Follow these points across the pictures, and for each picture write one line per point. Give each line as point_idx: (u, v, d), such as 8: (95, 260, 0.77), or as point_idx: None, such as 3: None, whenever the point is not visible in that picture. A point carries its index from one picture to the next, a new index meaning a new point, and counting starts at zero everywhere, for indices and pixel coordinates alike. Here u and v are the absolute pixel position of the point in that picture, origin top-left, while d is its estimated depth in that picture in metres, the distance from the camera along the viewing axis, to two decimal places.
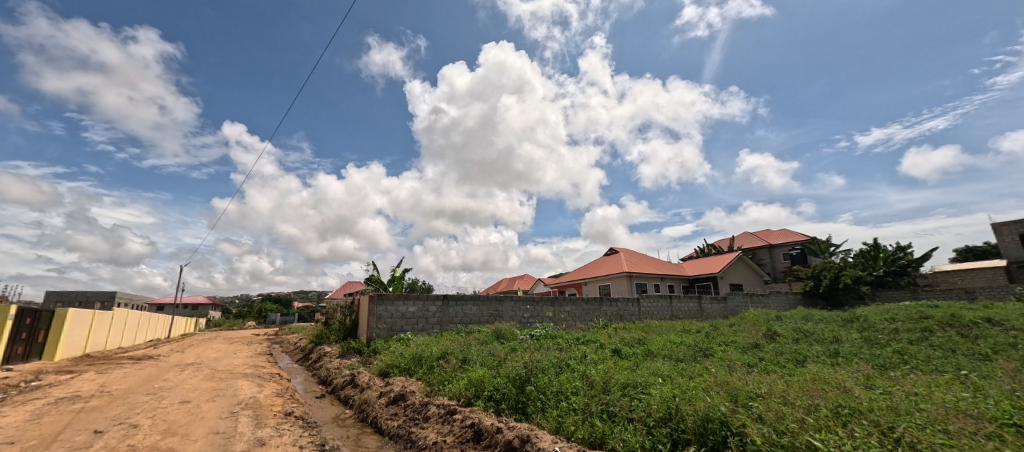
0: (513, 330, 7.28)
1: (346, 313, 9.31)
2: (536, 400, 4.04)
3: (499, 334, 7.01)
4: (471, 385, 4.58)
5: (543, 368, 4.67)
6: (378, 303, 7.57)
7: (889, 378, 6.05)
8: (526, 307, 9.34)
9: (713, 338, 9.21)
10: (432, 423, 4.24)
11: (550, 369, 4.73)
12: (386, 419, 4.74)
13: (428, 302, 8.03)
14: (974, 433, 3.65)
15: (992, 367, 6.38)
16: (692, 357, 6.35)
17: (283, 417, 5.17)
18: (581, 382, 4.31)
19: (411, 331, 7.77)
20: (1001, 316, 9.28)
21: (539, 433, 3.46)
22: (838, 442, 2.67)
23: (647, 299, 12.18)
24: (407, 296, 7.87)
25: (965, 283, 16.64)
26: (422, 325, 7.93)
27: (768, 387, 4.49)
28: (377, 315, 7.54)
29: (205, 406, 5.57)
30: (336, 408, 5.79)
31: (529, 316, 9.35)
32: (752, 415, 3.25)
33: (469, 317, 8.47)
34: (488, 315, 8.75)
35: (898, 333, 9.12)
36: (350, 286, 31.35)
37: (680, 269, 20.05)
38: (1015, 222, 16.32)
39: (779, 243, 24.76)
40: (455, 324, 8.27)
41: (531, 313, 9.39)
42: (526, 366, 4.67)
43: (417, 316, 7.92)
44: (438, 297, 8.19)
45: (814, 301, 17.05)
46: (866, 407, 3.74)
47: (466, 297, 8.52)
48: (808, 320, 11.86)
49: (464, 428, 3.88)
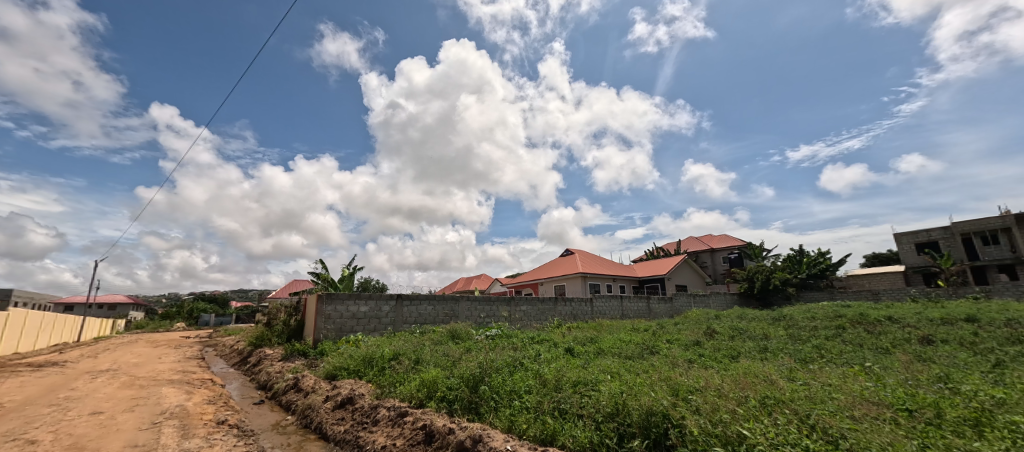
0: (468, 330, 7.39)
1: (291, 313, 8.99)
2: (490, 400, 4.18)
3: (454, 334, 7.09)
4: (423, 386, 4.65)
5: (498, 368, 4.84)
6: (327, 303, 7.38)
7: (808, 370, 6.78)
8: (483, 307, 9.47)
9: (659, 336, 9.79)
10: (382, 426, 4.26)
11: (505, 368, 4.91)
12: (331, 425, 4.69)
13: (382, 302, 7.96)
14: (874, 418, 4.23)
15: (891, 359, 7.32)
16: (639, 355, 6.76)
17: (215, 426, 4.97)
18: (534, 380, 4.52)
19: (361, 332, 7.65)
20: (899, 315, 10.58)
21: (490, 432, 3.61)
22: (762, 430, 3.02)
23: (600, 299, 12.68)
24: (358, 296, 7.74)
25: (873, 286, 18.70)
26: (374, 326, 7.83)
27: (705, 381, 4.91)
28: (326, 316, 7.35)
29: (120, 417, 5.21)
30: (277, 414, 5.62)
31: (485, 316, 9.48)
32: (691, 408, 3.58)
33: (424, 317, 8.47)
34: (444, 314, 8.78)
35: (817, 330, 10.14)
36: (296, 285, 29.90)
37: (631, 270, 20.97)
38: (910, 232, 18.49)
39: (720, 247, 26.54)
40: (409, 324, 8.25)
41: (488, 312, 9.53)
42: (480, 366, 4.81)
43: (369, 316, 7.81)
44: (392, 296, 8.14)
45: (749, 301, 18.49)
46: (787, 397, 4.22)
47: (421, 296, 8.51)
48: (742, 319, 12.90)
49: (416, 430, 3.95)
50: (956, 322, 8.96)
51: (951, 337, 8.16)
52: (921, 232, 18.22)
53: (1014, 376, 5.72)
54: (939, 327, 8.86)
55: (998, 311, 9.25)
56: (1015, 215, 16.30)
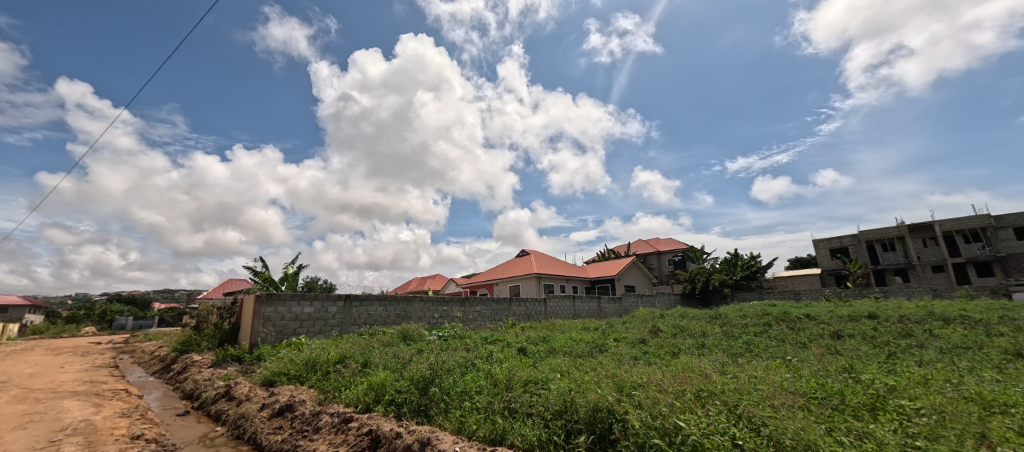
0: (420, 331, 7.39)
1: (225, 316, 8.56)
2: (440, 402, 4.26)
3: (406, 335, 7.06)
4: (371, 389, 4.63)
5: (449, 369, 4.92)
6: (266, 304, 7.07)
7: (738, 364, 7.43)
8: (437, 307, 9.47)
9: (608, 334, 10.27)
10: (323, 434, 4.21)
11: (456, 369, 5.00)
12: (267, 434, 4.55)
13: (329, 302, 7.76)
14: (790, 406, 4.76)
15: (807, 352, 8.18)
16: (588, 353, 7.07)
17: (129, 441, 4.66)
18: (486, 380, 4.65)
19: (305, 334, 7.41)
20: (816, 312, 11.80)
21: (439, 434, 3.69)
22: (695, 421, 3.33)
23: (553, 300, 13.03)
24: (302, 297, 7.49)
25: (794, 287, 20.58)
26: (320, 327, 7.61)
27: (647, 377, 5.27)
28: (266, 318, 7.05)
29: (10, 437, 4.73)
30: (204, 426, 5.34)
31: (438, 317, 9.48)
32: (634, 402, 3.84)
33: (374, 319, 8.34)
34: (395, 315, 8.70)
35: (747, 327, 11.06)
36: (233, 285, 27.98)
37: (583, 271, 21.66)
38: (826, 238, 20.53)
39: (666, 250, 28.07)
40: (358, 325, 8.11)
41: (441, 313, 9.54)
42: (431, 367, 4.87)
43: (315, 317, 7.59)
44: (340, 297, 7.96)
45: (690, 301, 19.72)
46: (719, 389, 4.65)
47: (371, 297, 8.39)
48: (683, 317, 13.80)
49: (360, 436, 3.95)
50: (860, 319, 10.13)
51: (856, 331, 9.23)
52: (834, 238, 20.31)
53: (903, 366, 6.61)
54: (847, 323, 9.99)
55: (893, 309, 10.58)
56: (909, 225, 18.54)
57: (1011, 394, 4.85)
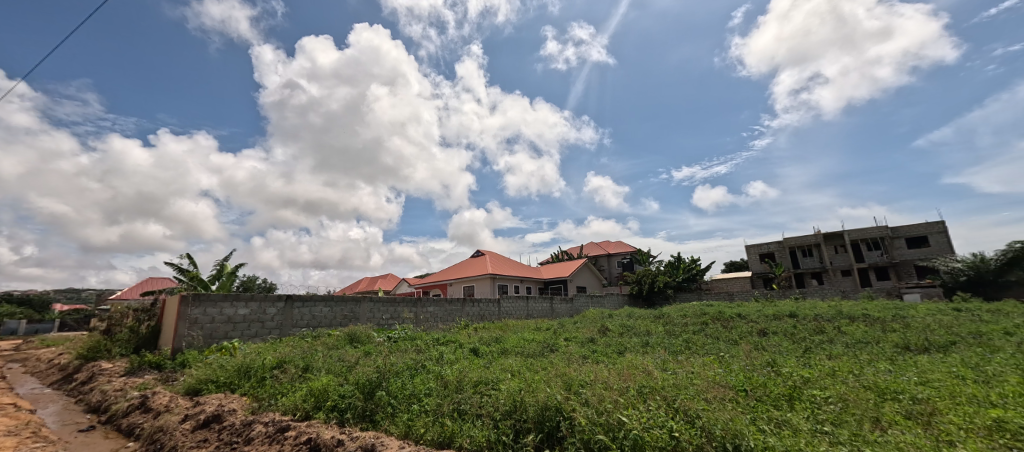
0: (369, 333, 7.27)
1: (143, 319, 7.82)
2: (386, 406, 4.25)
3: (353, 338, 6.92)
4: (312, 395, 4.50)
5: (397, 372, 4.92)
6: (193, 305, 6.55)
7: (677, 361, 7.97)
8: (387, 309, 9.30)
9: (559, 334, 10.59)
10: (255, 445, 4.00)
11: (405, 371, 5.02)
12: (190, 447, 4.20)
13: (268, 304, 7.41)
14: (721, 399, 5.24)
15: (737, 348, 8.93)
16: (539, 353, 7.29)
17: None
18: (435, 382, 4.71)
19: (238, 338, 6.96)
20: (746, 312, 12.85)
21: (384, 440, 3.70)
22: (636, 416, 3.60)
23: (507, 300, 13.21)
24: (236, 298, 7.05)
25: (728, 287, 22.21)
26: (256, 331, 7.23)
27: (594, 375, 5.56)
28: (194, 320, 6.55)
29: None
30: (113, 442, 4.82)
31: (388, 318, 9.32)
32: (581, 400, 4.05)
33: (317, 321, 8.07)
34: (342, 317, 8.47)
35: (687, 326, 11.84)
36: (156, 285, 25.46)
37: (537, 272, 22.08)
38: (757, 244, 22.34)
39: (616, 252, 29.22)
40: (301, 328, 7.82)
41: (391, 314, 9.39)
42: (379, 370, 4.85)
43: (250, 320, 7.19)
44: (280, 298, 7.62)
45: (636, 302, 20.71)
46: (659, 385, 5.00)
47: (315, 298, 8.11)
48: (630, 317, 14.49)
49: (298, 445, 3.81)
50: (783, 317, 11.16)
51: (779, 329, 10.17)
52: (764, 244, 22.15)
53: (816, 359, 7.41)
54: (772, 322, 10.98)
55: (810, 309, 11.78)
56: (825, 234, 20.63)
57: (899, 382, 5.61)
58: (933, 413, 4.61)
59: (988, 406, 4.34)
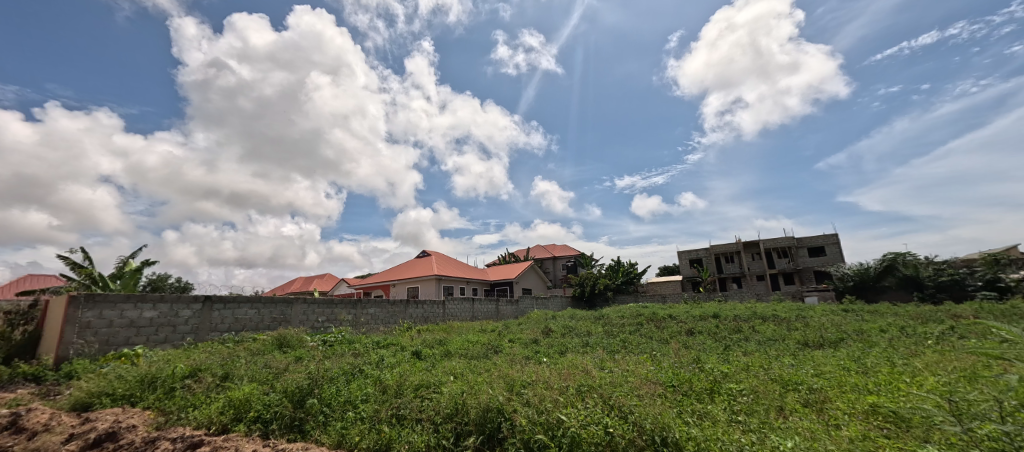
0: (301, 337, 6.90)
1: (17, 323, 6.70)
2: (318, 415, 4.03)
3: (282, 342, 6.53)
4: (231, 405, 4.09)
5: (331, 378, 4.63)
6: (86, 308, 5.54)
7: (614, 360, 8.45)
8: (323, 310, 8.72)
9: (504, 336, 10.76)
10: None
11: (340, 376, 4.75)
12: None
13: (182, 305, 6.48)
14: (652, 395, 5.68)
15: (669, 347, 9.63)
16: (483, 355, 7.41)
17: None
18: (373, 388, 4.57)
19: (142, 345, 5.96)
20: (677, 313, 13.85)
21: None
22: (573, 413, 3.84)
23: (451, 302, 13.19)
24: (140, 298, 6.06)
25: (661, 290, 23.72)
26: (166, 335, 6.27)
27: (536, 375, 5.78)
28: (86, 325, 5.52)
29: None
30: None
31: (324, 320, 8.71)
32: (523, 401, 4.22)
33: (241, 324, 7.24)
34: (271, 319, 7.70)
35: (624, 326, 12.54)
36: (36, 285, 21.97)
37: (483, 274, 22.15)
38: (687, 250, 24.08)
39: (560, 255, 30.10)
40: (221, 333, 6.94)
41: (328, 316, 8.79)
42: (309, 376, 4.50)
43: (159, 323, 6.23)
44: (197, 298, 6.71)
45: (578, 304, 21.48)
46: (596, 384, 5.31)
47: (239, 299, 7.32)
48: (572, 318, 15.04)
49: None
50: (708, 318, 12.18)
51: (704, 329, 11.06)
52: (694, 250, 23.94)
53: (733, 356, 8.18)
54: (698, 322, 11.94)
55: (731, 310, 12.95)
56: (744, 242, 22.71)
57: (799, 374, 6.41)
58: (825, 400, 5.33)
59: (866, 393, 5.11)
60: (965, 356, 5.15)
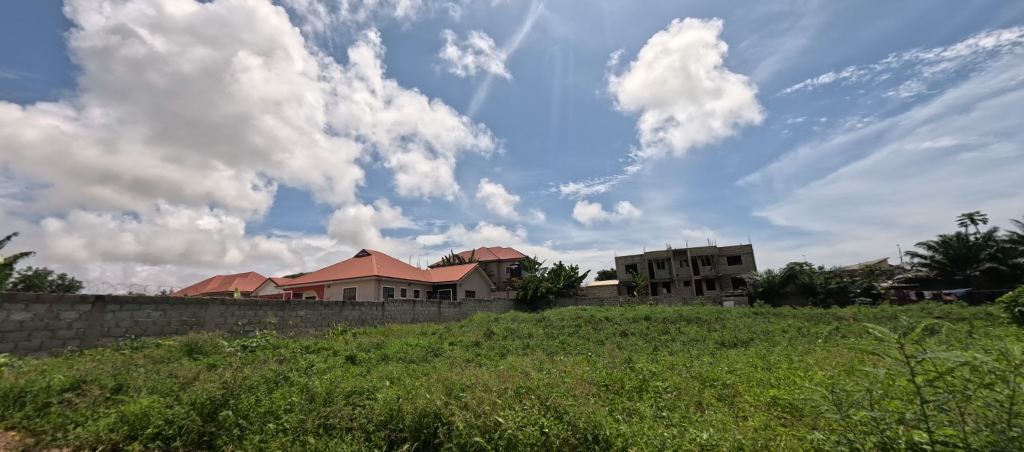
0: (216, 343, 6.35)
1: None
2: (233, 428, 3.59)
3: (192, 348, 5.95)
4: (125, 420, 3.47)
5: (249, 387, 4.20)
6: None
7: (552, 361, 8.72)
8: (245, 313, 7.99)
9: (444, 339, 10.66)
10: None
11: (260, 385, 4.37)
12: None
13: (65, 306, 5.55)
14: (586, 394, 5.95)
15: (603, 348, 10.12)
16: (422, 358, 7.31)
17: None
18: (298, 396, 4.28)
19: (10, 353, 5.02)
20: (613, 315, 14.56)
21: None
22: (511, 415, 3.91)
23: (391, 304, 12.83)
24: (10, 298, 5.11)
25: (599, 294, 24.76)
26: (40, 342, 5.32)
27: (475, 378, 5.81)
28: None
29: None
30: None
31: (245, 324, 7.97)
32: (461, 404, 4.24)
33: (142, 328, 6.34)
34: (181, 323, 6.88)
35: (563, 328, 12.94)
36: None
37: (426, 275, 21.76)
38: (624, 256, 25.40)
39: (504, 258, 30.35)
40: (116, 338, 6.05)
41: (250, 319, 8.08)
42: (224, 386, 4.00)
43: (32, 327, 5.28)
44: (85, 298, 5.79)
45: (521, 306, 21.79)
46: (535, 385, 5.45)
47: (142, 300, 6.45)
48: (514, 321, 15.27)
49: None
50: (640, 320, 12.92)
51: (636, 330, 11.71)
52: (630, 256, 25.30)
53: (661, 355, 8.77)
54: (631, 324, 12.65)
55: (660, 313, 13.86)
56: (674, 250, 24.39)
57: (716, 371, 7.02)
58: (735, 394, 5.90)
59: (769, 386, 5.74)
60: (846, 352, 5.96)
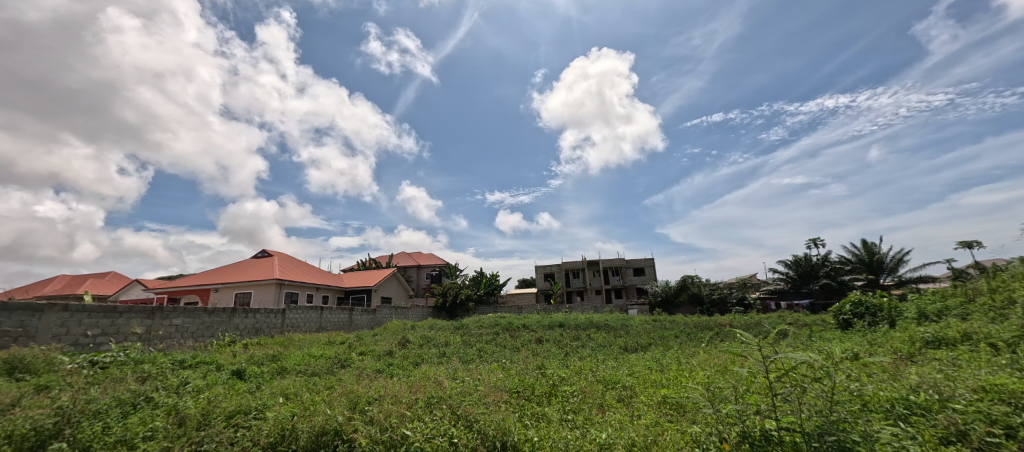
0: (54, 360, 5.28)
1: None
2: None
3: (18, 367, 4.89)
4: None
5: (95, 413, 3.56)
6: None
7: (466, 369, 8.66)
8: (98, 321, 6.76)
9: (353, 348, 10.05)
10: None
11: (111, 410, 3.71)
12: None
13: None
14: (498, 401, 5.99)
15: (518, 355, 10.31)
16: (326, 370, 6.82)
17: None
18: (163, 421, 3.71)
19: None
20: (530, 322, 14.92)
21: None
22: (419, 428, 3.80)
23: (293, 311, 11.79)
24: None
25: (518, 302, 25.20)
26: None
27: (383, 390, 5.54)
28: None
29: None
30: None
31: (96, 335, 6.73)
32: (366, 418, 4.01)
33: None
34: (3, 334, 5.64)
35: (481, 336, 12.94)
36: None
37: (337, 280, 20.39)
38: (543, 266, 26.27)
39: (425, 264, 29.68)
40: None
41: (105, 329, 6.86)
42: (58, 412, 3.34)
43: None
44: None
45: (439, 313, 21.37)
46: (447, 395, 5.33)
47: None
48: (430, 328, 14.92)
49: None
50: (555, 327, 13.37)
51: (550, 337, 12.10)
52: (548, 266, 26.23)
53: (571, 361, 9.17)
54: (547, 330, 13.07)
55: (573, 320, 14.54)
56: (588, 261, 25.81)
57: (617, 375, 7.52)
58: (633, 395, 6.36)
59: (661, 387, 6.30)
60: (722, 355, 6.77)
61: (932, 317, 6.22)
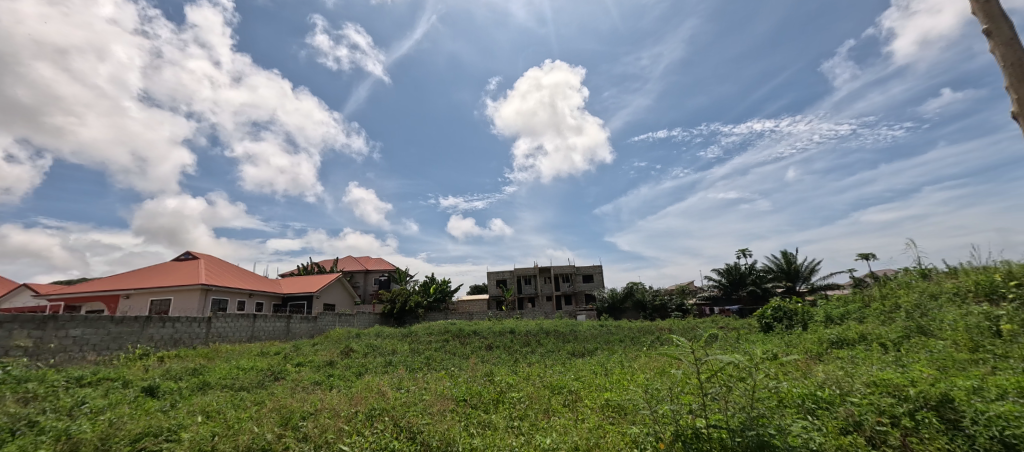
0: None
1: None
2: None
3: None
4: None
5: None
6: None
7: (413, 378, 8.41)
8: None
9: (290, 359, 9.44)
10: None
11: None
12: None
13: None
14: (443, 410, 5.86)
15: (467, 361, 10.18)
16: (257, 384, 6.34)
17: None
18: (51, 448, 3.25)
19: None
20: (480, 329, 14.81)
21: None
22: (358, 443, 3.61)
23: (221, 320, 10.88)
24: None
25: (469, 308, 24.96)
26: None
27: (320, 403, 5.24)
28: None
29: None
30: None
31: None
32: (299, 435, 3.76)
33: None
34: None
35: (430, 343, 12.65)
36: None
37: (274, 286, 19.12)
38: (494, 272, 26.27)
39: (373, 269, 28.65)
40: None
41: None
42: None
43: None
44: None
45: (387, 321, 20.65)
46: (390, 406, 5.12)
47: None
48: (376, 336, 14.35)
49: None
50: (505, 333, 13.34)
51: (501, 343, 12.07)
52: (500, 272, 26.26)
53: (519, 367, 9.21)
54: (497, 337, 13.03)
55: (523, 326, 14.62)
56: (540, 267, 26.15)
57: (563, 380, 7.64)
58: (578, 400, 6.48)
59: (604, 390, 6.48)
60: (660, 357, 7.10)
61: (837, 320, 6.89)
